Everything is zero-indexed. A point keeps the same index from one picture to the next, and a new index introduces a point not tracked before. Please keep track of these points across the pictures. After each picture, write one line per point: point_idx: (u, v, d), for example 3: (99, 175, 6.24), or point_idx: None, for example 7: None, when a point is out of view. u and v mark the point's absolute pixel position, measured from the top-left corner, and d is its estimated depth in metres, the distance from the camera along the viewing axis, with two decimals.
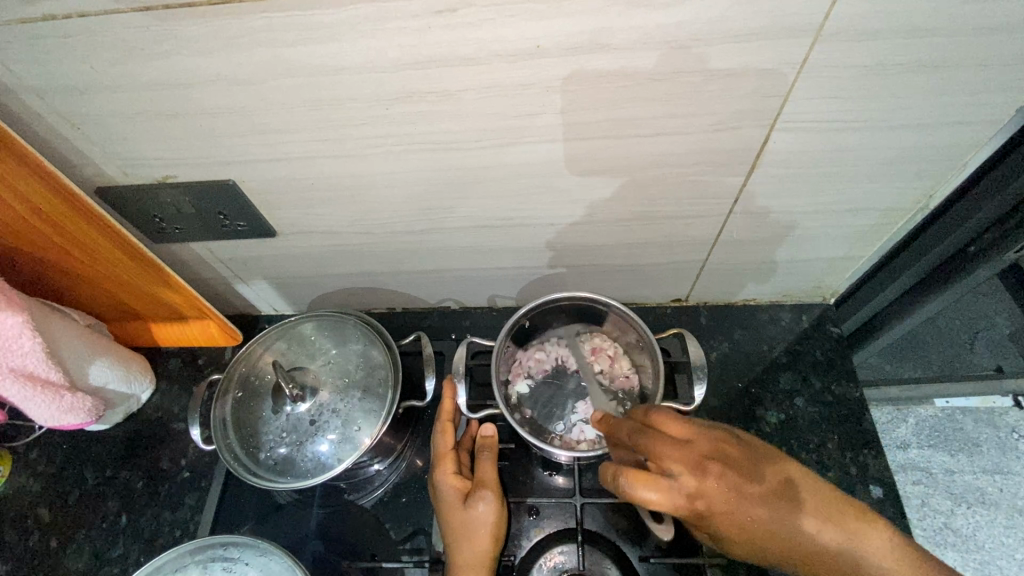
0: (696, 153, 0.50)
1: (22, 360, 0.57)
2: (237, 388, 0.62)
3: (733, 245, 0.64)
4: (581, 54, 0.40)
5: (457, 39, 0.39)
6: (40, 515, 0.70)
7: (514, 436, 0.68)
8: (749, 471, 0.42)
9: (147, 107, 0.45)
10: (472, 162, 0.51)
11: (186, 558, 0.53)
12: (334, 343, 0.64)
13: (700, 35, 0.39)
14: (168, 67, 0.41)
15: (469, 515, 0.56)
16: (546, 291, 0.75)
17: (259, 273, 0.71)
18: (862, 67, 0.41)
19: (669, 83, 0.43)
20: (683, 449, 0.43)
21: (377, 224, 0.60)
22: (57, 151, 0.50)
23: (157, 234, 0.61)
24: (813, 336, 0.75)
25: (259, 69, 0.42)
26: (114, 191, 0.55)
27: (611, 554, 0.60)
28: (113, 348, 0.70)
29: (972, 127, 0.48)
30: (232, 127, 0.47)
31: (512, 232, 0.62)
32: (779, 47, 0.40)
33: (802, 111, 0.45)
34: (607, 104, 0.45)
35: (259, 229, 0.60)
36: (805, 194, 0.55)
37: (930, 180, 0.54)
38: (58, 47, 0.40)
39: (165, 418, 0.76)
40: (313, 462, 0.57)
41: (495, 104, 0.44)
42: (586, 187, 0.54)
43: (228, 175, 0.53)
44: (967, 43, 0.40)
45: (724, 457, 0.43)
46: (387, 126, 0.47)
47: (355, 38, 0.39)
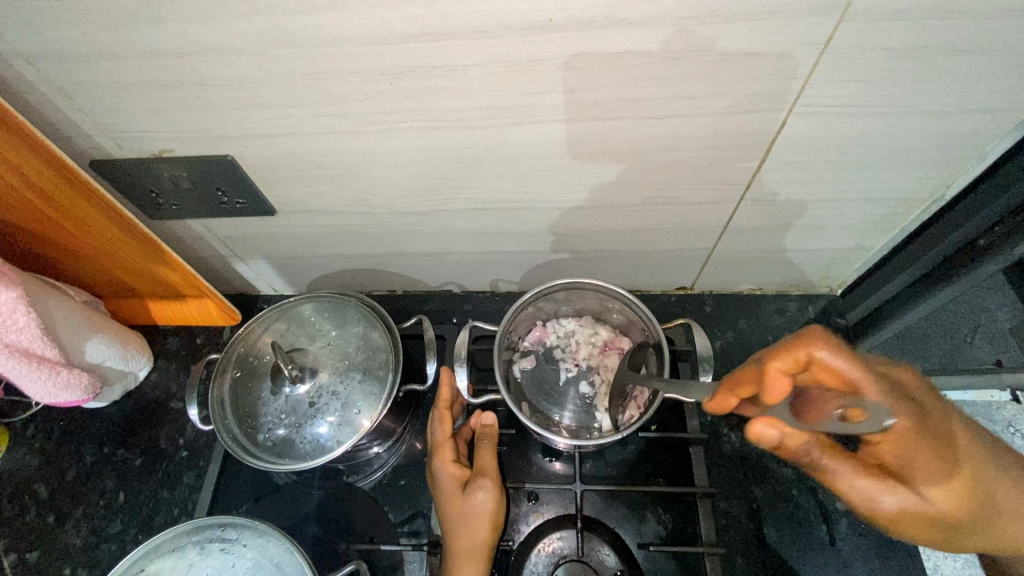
0: (710, 137, 0.49)
1: (17, 336, 0.57)
2: (236, 369, 0.61)
3: (741, 232, 0.63)
4: (595, 29, 0.39)
5: (468, 10, 0.37)
6: (37, 491, 0.69)
7: (515, 422, 0.68)
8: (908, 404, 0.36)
9: (144, 77, 0.44)
10: (477, 142, 0.49)
11: (182, 538, 0.52)
12: (333, 325, 0.63)
13: (720, 12, 0.37)
14: (164, 34, 0.40)
15: (468, 504, 0.55)
16: (549, 276, 0.74)
17: (258, 252, 0.69)
18: (886, 49, 0.40)
19: (685, 63, 0.41)
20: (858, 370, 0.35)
21: (378, 204, 0.59)
22: (51, 120, 0.49)
23: (155, 210, 0.60)
24: (818, 326, 0.74)
25: (259, 38, 0.40)
26: (110, 164, 0.53)
27: (609, 539, 0.59)
28: (110, 326, 0.69)
29: (994, 114, 0.46)
30: (231, 100, 0.45)
31: (517, 214, 0.60)
32: (802, 26, 0.38)
33: (821, 95, 0.44)
34: (619, 83, 0.43)
35: (257, 207, 0.59)
36: (817, 181, 0.54)
37: (948, 170, 0.53)
38: (50, 10, 0.38)
39: (163, 397, 0.75)
40: (312, 444, 0.56)
41: (503, 81, 0.43)
42: (594, 171, 0.53)
43: (227, 150, 0.51)
44: (997, 26, 0.38)
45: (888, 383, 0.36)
46: (391, 101, 0.45)
47: (359, 8, 0.38)
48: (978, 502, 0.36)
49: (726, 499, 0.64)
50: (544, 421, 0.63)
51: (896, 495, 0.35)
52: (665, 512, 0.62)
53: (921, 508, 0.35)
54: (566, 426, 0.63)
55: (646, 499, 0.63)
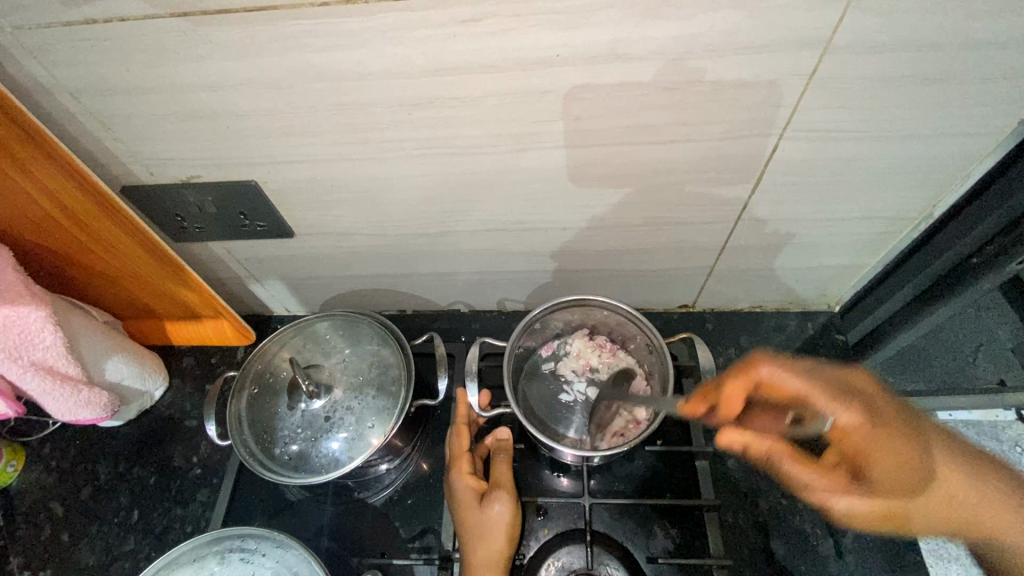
0: (707, 160, 0.51)
1: (43, 354, 0.59)
2: (253, 385, 0.63)
3: (739, 252, 0.66)
4: (598, 63, 0.42)
5: (480, 47, 0.41)
6: (52, 509, 0.71)
7: (524, 437, 0.69)
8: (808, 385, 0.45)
9: (177, 109, 0.47)
10: (488, 167, 0.52)
11: (203, 548, 0.54)
12: (348, 342, 0.65)
13: (712, 47, 0.41)
14: (201, 70, 0.43)
15: (485, 515, 0.57)
16: (554, 295, 0.76)
17: (274, 273, 0.72)
18: (869, 79, 0.43)
19: (683, 93, 0.44)
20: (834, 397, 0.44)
21: (392, 226, 0.61)
22: (85, 149, 0.52)
23: (178, 233, 0.63)
24: (817, 342, 0.76)
25: (289, 74, 0.43)
26: (140, 190, 0.56)
27: (617, 553, 0.60)
28: (130, 345, 0.71)
29: (976, 138, 0.49)
30: (257, 129, 0.48)
31: (524, 235, 0.63)
32: (789, 58, 0.41)
33: (810, 121, 0.47)
34: (621, 112, 0.46)
35: (277, 230, 0.62)
36: (810, 202, 0.57)
37: (934, 190, 0.56)
38: (98, 50, 0.42)
39: (178, 415, 0.77)
40: (327, 458, 0.58)
41: (512, 110, 0.46)
42: (599, 194, 0.56)
43: (251, 176, 0.54)
44: (971, 57, 0.41)
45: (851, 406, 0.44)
46: (408, 130, 0.48)
47: (381, 45, 0.41)
48: (916, 478, 0.43)
49: (731, 513, 0.65)
50: (551, 432, 0.65)
51: (874, 436, 0.43)
52: (673, 526, 0.63)
53: (892, 424, 0.43)
54: (574, 436, 0.64)
55: (653, 514, 0.64)
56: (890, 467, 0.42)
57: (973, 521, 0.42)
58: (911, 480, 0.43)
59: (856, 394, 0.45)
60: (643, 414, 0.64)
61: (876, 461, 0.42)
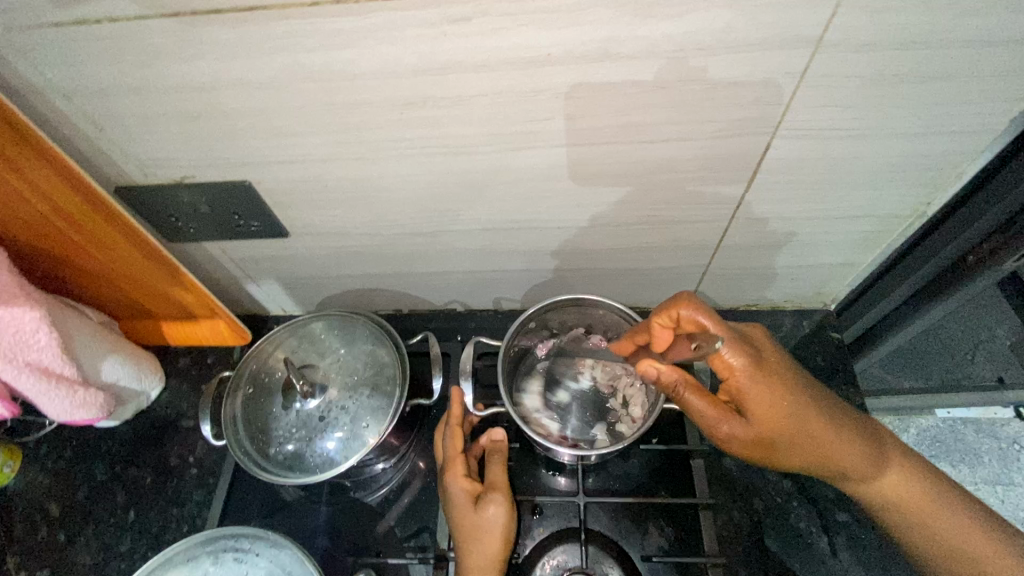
0: (700, 159, 0.51)
1: (38, 355, 0.59)
2: (249, 385, 0.63)
3: (734, 250, 0.66)
4: (590, 63, 0.42)
5: (472, 47, 0.41)
6: (49, 510, 0.71)
7: (520, 436, 0.69)
8: (764, 393, 0.50)
9: (170, 110, 0.47)
10: (482, 166, 0.52)
11: (196, 549, 0.54)
12: (343, 342, 0.65)
13: (704, 46, 0.40)
14: (192, 70, 0.43)
15: (480, 517, 0.57)
16: (550, 294, 0.76)
17: (270, 273, 0.72)
18: (862, 77, 0.43)
19: (675, 91, 0.44)
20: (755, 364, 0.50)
21: (387, 226, 0.61)
22: (78, 149, 0.52)
23: (173, 233, 0.63)
24: (813, 340, 0.76)
25: (280, 74, 0.43)
26: (134, 190, 0.56)
27: (613, 552, 0.61)
28: (126, 346, 0.71)
29: (970, 135, 0.49)
30: (250, 129, 0.48)
31: (519, 234, 0.63)
32: (781, 56, 0.41)
33: (803, 119, 0.47)
34: (614, 111, 0.46)
35: (271, 230, 0.62)
36: (804, 201, 0.57)
37: (929, 188, 0.56)
38: (89, 51, 0.42)
39: (174, 415, 0.77)
40: (322, 458, 0.58)
41: (505, 109, 0.46)
42: (593, 193, 0.56)
43: (244, 176, 0.54)
44: (964, 55, 0.41)
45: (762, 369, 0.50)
46: (401, 130, 0.48)
47: (373, 45, 0.41)
48: (816, 453, 0.51)
49: (727, 511, 0.65)
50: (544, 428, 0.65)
51: (756, 379, 0.50)
52: (668, 525, 0.63)
53: (797, 378, 0.51)
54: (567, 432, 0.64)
55: (649, 512, 0.64)
56: (796, 445, 0.51)
57: (875, 489, 0.53)
58: (836, 437, 0.51)
59: (758, 346, 0.53)
60: (636, 411, 0.65)
61: (790, 411, 0.50)
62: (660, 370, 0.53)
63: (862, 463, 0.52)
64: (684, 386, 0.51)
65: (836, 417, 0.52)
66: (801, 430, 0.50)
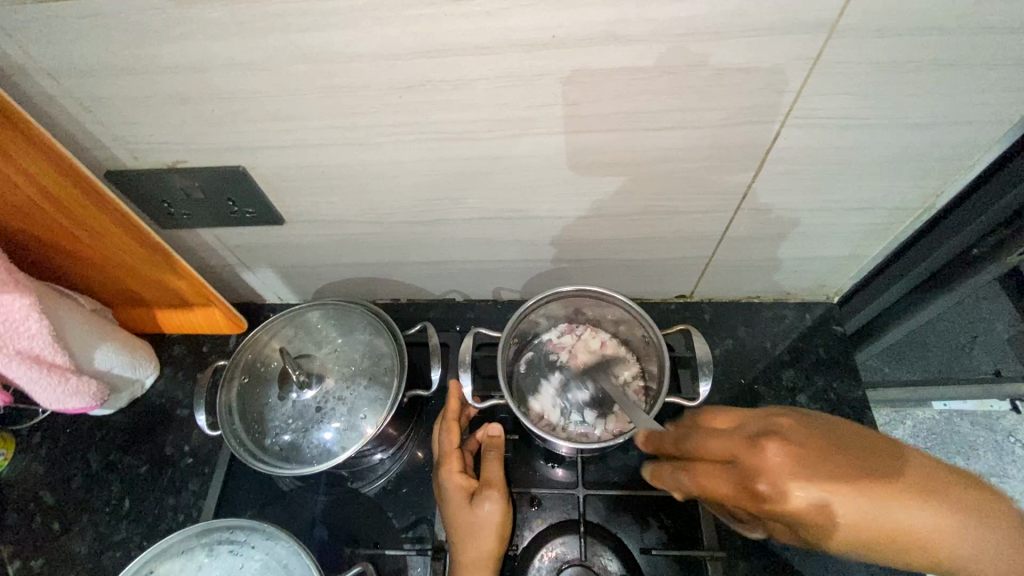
0: (706, 148, 0.50)
1: (29, 342, 0.58)
2: (243, 375, 0.62)
3: (738, 241, 0.65)
4: (595, 46, 0.40)
5: (473, 27, 0.39)
6: (43, 498, 0.70)
7: (519, 428, 0.69)
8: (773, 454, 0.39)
9: (161, 91, 0.45)
10: (481, 153, 0.51)
11: (191, 541, 0.53)
12: (340, 331, 0.64)
13: (714, 29, 0.39)
14: (183, 50, 0.42)
15: (475, 514, 0.56)
16: (550, 285, 0.76)
17: (265, 261, 0.71)
18: (875, 64, 0.42)
19: (682, 77, 0.43)
20: (744, 443, 0.42)
21: (384, 214, 0.60)
22: (66, 131, 0.50)
23: (165, 219, 0.61)
24: (814, 333, 0.76)
25: (273, 54, 0.42)
26: (125, 175, 0.55)
27: (612, 545, 0.60)
28: (119, 333, 0.70)
29: (981, 126, 0.48)
30: (244, 113, 0.47)
31: (519, 224, 0.62)
32: (793, 42, 0.40)
33: (813, 108, 0.46)
34: (619, 97, 0.45)
35: (266, 217, 0.60)
36: (810, 192, 0.56)
37: (937, 180, 0.55)
38: (76, 28, 0.40)
39: (169, 404, 0.76)
40: (318, 449, 0.57)
41: (506, 94, 0.45)
42: (596, 182, 0.55)
43: (238, 161, 0.53)
44: (979, 42, 0.40)
45: (768, 439, 0.41)
46: (400, 114, 0.47)
47: (369, 24, 0.39)
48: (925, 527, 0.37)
49: None
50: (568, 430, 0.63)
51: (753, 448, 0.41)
52: (666, 517, 0.63)
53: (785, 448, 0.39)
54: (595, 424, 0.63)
55: (648, 505, 0.63)
56: (899, 516, 0.37)
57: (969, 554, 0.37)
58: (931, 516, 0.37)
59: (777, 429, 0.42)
60: (645, 391, 0.65)
61: (774, 461, 0.39)
62: (779, 451, 0.39)
63: (976, 526, 0.37)
64: (809, 466, 0.38)
65: (846, 461, 0.38)
66: (885, 492, 0.37)
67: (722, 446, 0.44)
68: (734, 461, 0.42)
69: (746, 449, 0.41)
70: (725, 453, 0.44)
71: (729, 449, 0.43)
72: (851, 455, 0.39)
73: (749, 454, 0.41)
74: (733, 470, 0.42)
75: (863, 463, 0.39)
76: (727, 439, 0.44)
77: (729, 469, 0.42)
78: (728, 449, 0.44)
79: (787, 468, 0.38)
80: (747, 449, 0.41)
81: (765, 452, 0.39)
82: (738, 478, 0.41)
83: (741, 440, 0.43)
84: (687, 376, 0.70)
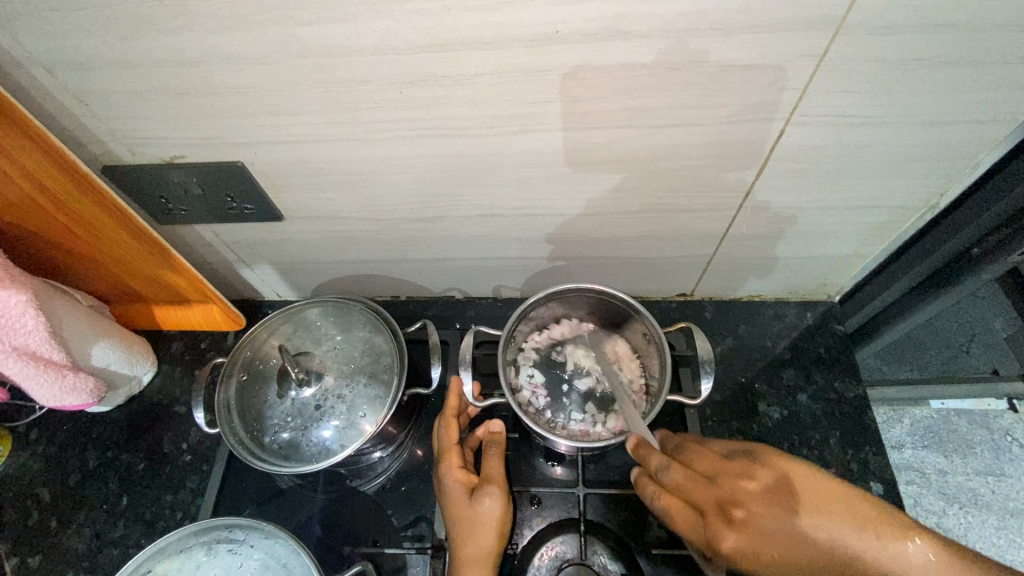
0: (709, 146, 0.50)
1: (25, 339, 0.57)
2: (242, 372, 0.62)
3: (739, 240, 0.64)
4: (598, 41, 0.40)
5: (475, 21, 0.39)
6: (40, 496, 0.70)
7: (519, 426, 0.69)
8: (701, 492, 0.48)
9: (159, 85, 0.45)
10: (482, 150, 0.51)
11: (189, 540, 0.53)
12: (339, 329, 0.64)
13: (719, 25, 0.39)
14: (180, 44, 0.41)
15: (476, 512, 0.56)
16: (550, 283, 0.75)
17: (264, 258, 0.70)
18: (880, 61, 0.41)
19: (686, 73, 0.43)
20: (694, 485, 0.49)
21: (384, 211, 0.60)
22: (62, 126, 0.50)
23: (163, 214, 0.61)
24: (815, 332, 0.75)
25: (273, 49, 0.41)
26: (122, 171, 0.55)
27: (613, 544, 0.60)
28: (117, 330, 0.70)
29: (985, 125, 0.47)
30: (243, 108, 0.47)
31: (519, 221, 0.61)
32: (798, 38, 0.40)
33: (817, 105, 0.45)
34: (622, 93, 0.44)
35: (265, 213, 0.60)
36: (813, 191, 0.56)
37: (940, 179, 0.55)
38: (72, 20, 0.39)
39: (167, 401, 0.76)
40: (317, 447, 0.57)
41: (509, 90, 0.44)
42: (598, 179, 0.54)
43: (237, 156, 0.52)
44: (985, 40, 0.40)
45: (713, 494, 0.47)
46: (401, 110, 0.46)
47: (370, 18, 0.39)
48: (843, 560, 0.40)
49: None
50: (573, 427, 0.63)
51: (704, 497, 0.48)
52: None
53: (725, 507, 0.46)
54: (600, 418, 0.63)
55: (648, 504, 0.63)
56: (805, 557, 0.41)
57: None
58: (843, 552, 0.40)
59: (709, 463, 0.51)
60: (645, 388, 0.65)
61: (716, 524, 0.46)
62: (733, 537, 0.44)
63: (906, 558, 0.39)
64: (756, 553, 0.43)
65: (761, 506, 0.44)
66: (791, 535, 0.42)
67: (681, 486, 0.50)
68: (693, 508, 0.49)
69: (693, 498, 0.49)
70: (679, 493, 0.50)
71: (686, 491, 0.49)
72: (808, 527, 0.42)
73: (712, 518, 0.46)
74: (689, 521, 0.48)
75: (818, 529, 0.41)
76: (684, 480, 0.50)
77: (689, 515, 0.49)
78: (686, 497, 0.49)
79: (724, 523, 0.45)
80: (697, 498, 0.48)
81: (725, 532, 0.45)
82: (695, 525, 0.48)
83: (697, 485, 0.49)
84: (687, 374, 0.70)
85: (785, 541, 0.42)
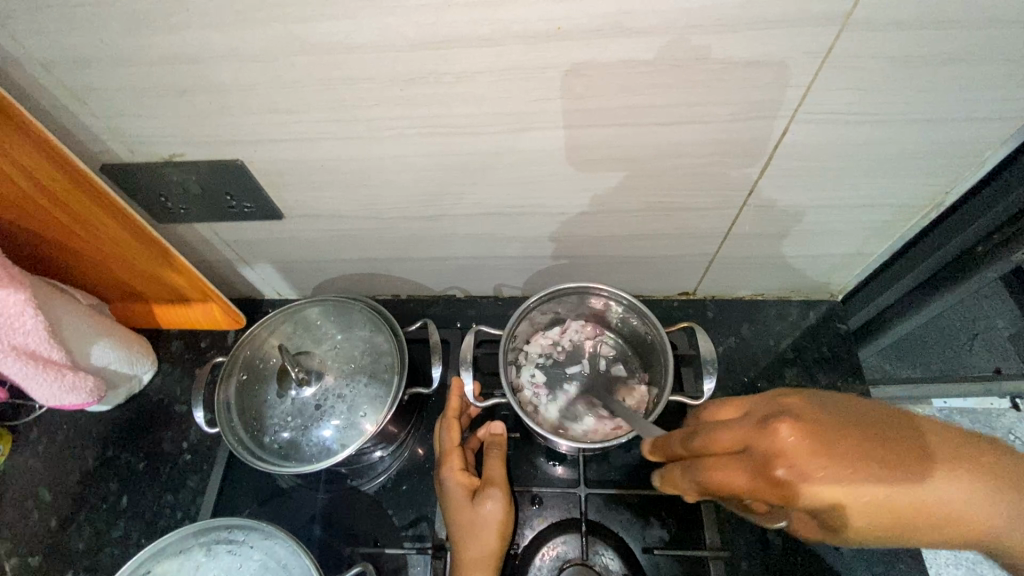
0: (713, 144, 0.49)
1: (24, 338, 0.57)
2: (242, 371, 0.61)
3: (743, 238, 0.64)
4: (600, 38, 0.40)
5: (477, 18, 0.38)
6: (40, 495, 0.69)
7: (520, 425, 0.68)
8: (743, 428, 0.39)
9: (157, 82, 0.44)
10: (484, 148, 0.50)
11: (189, 540, 0.52)
12: (339, 328, 0.63)
13: (724, 21, 0.38)
14: (179, 41, 0.41)
15: (477, 513, 0.56)
16: (551, 282, 0.75)
17: (264, 256, 0.70)
18: (886, 58, 0.41)
19: (689, 71, 0.42)
20: (755, 431, 0.38)
21: (385, 209, 0.59)
22: (61, 123, 0.49)
23: (163, 213, 0.60)
24: (818, 331, 0.75)
25: (272, 46, 0.41)
26: (122, 169, 0.54)
27: (614, 544, 0.60)
28: (116, 329, 0.69)
29: (992, 123, 0.47)
30: (243, 106, 0.46)
31: (521, 219, 0.61)
32: (804, 34, 0.39)
33: (822, 103, 0.45)
34: (625, 91, 0.44)
35: (265, 212, 0.60)
36: (817, 189, 0.55)
37: (945, 178, 0.54)
38: (69, 17, 0.39)
39: (167, 400, 0.75)
40: (317, 447, 0.57)
41: (510, 87, 0.44)
42: (601, 177, 0.54)
43: (236, 154, 0.52)
44: (992, 36, 0.39)
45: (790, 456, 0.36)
46: (401, 108, 0.46)
47: (371, 15, 0.38)
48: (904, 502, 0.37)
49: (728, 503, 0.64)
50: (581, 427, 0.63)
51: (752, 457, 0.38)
52: (669, 516, 0.62)
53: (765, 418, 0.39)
54: (606, 415, 0.63)
55: (650, 503, 0.63)
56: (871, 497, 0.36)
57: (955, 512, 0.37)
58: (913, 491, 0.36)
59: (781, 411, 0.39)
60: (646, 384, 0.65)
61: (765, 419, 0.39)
62: (793, 436, 0.36)
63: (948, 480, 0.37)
64: (824, 444, 0.36)
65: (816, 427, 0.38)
66: (851, 469, 0.36)
67: (740, 436, 0.39)
68: (750, 449, 0.38)
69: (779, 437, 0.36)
70: (738, 443, 0.39)
71: (744, 434, 0.39)
72: (866, 427, 0.38)
73: (761, 440, 0.37)
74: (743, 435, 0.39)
75: (884, 434, 0.38)
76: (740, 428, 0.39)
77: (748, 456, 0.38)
78: (746, 432, 0.39)
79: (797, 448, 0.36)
80: (748, 427, 0.39)
81: (779, 437, 0.36)
82: (762, 470, 0.37)
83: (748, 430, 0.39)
84: (690, 374, 0.69)
85: (843, 468, 0.36)
